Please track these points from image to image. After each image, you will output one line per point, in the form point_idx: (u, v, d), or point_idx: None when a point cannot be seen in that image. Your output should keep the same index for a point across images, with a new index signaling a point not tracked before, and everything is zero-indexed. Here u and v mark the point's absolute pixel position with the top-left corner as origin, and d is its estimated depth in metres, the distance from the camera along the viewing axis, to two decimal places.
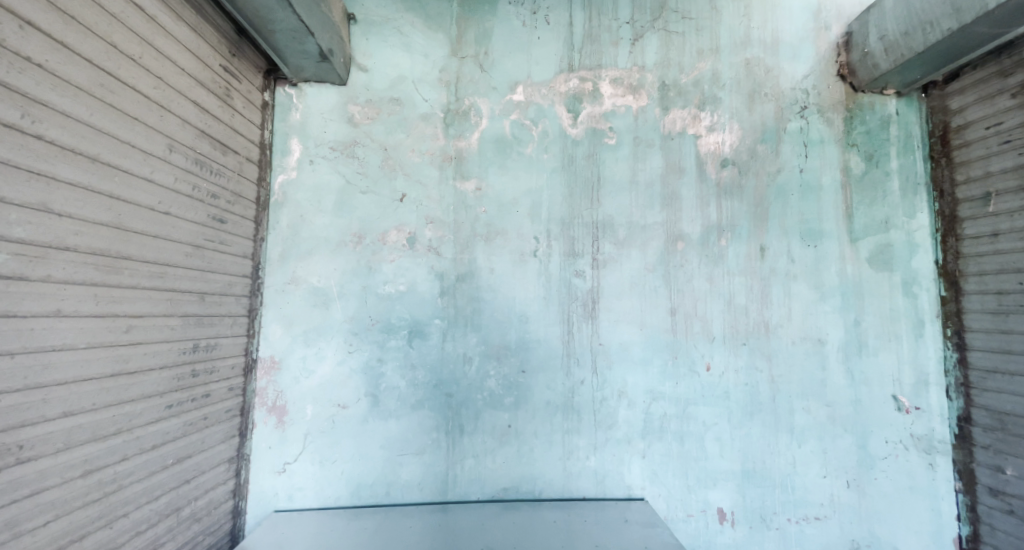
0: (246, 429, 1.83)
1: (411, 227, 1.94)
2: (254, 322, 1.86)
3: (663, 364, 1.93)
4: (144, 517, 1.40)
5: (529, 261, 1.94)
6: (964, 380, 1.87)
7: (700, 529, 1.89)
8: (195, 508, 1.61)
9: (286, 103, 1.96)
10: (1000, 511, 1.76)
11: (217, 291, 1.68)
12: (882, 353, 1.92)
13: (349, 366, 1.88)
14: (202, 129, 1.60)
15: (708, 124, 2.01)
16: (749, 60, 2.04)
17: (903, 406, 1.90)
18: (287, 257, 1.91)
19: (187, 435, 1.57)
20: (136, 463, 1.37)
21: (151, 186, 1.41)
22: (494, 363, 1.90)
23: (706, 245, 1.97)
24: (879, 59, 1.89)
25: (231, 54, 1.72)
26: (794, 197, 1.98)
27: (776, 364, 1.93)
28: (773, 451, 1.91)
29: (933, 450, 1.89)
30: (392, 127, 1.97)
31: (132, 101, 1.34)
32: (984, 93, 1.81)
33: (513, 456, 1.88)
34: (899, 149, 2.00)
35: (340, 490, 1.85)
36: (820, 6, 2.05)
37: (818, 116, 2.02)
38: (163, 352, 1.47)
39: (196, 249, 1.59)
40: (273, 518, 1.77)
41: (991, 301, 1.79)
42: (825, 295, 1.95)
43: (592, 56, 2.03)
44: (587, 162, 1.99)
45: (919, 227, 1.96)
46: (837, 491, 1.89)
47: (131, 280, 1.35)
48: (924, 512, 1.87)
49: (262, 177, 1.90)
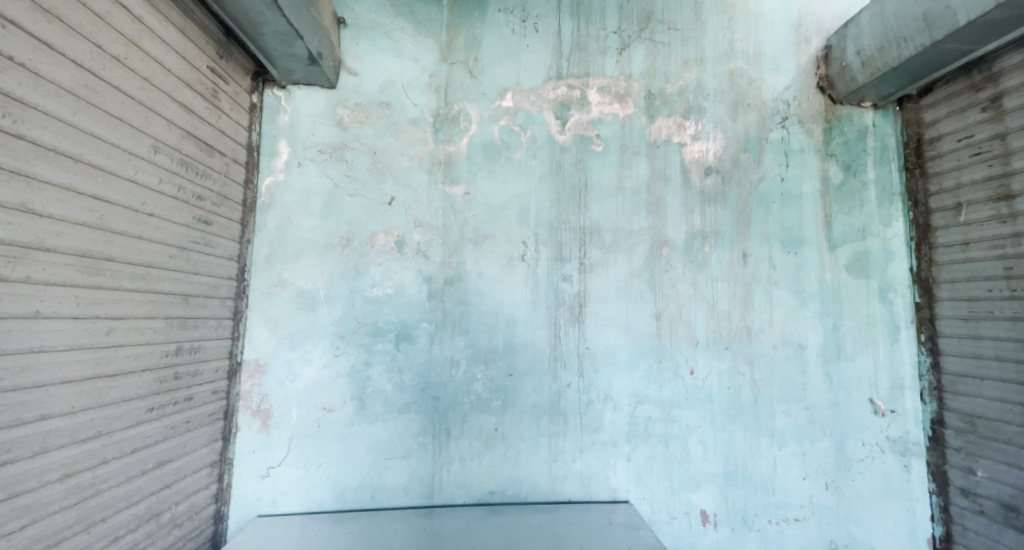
0: (229, 433, 1.82)
1: (399, 230, 1.94)
2: (239, 324, 1.84)
3: (648, 367, 1.96)
4: (123, 522, 1.38)
5: (516, 264, 1.96)
6: (937, 384, 1.93)
7: (684, 531, 1.91)
8: (176, 512, 1.59)
9: (274, 105, 1.96)
10: (971, 512, 1.81)
11: (202, 293, 1.67)
12: (859, 358, 1.98)
13: (335, 369, 1.87)
14: (188, 130, 1.59)
15: (693, 133, 2.06)
16: (733, 71, 2.09)
17: (880, 409, 1.96)
18: (273, 260, 1.89)
19: (169, 439, 1.55)
20: (115, 467, 1.35)
21: (135, 186, 1.40)
22: (482, 366, 1.91)
23: (690, 250, 2.01)
24: (856, 72, 1.96)
25: (219, 56, 1.71)
26: (775, 205, 2.03)
27: (757, 367, 1.97)
28: (754, 453, 1.94)
29: (908, 452, 1.94)
30: (381, 131, 1.98)
31: (116, 101, 1.33)
32: (955, 107, 1.88)
33: (500, 460, 1.89)
34: (877, 159, 2.06)
35: (324, 494, 1.83)
36: (801, 20, 2.12)
37: (798, 127, 2.08)
38: (145, 354, 1.45)
39: (180, 251, 1.58)
40: (255, 523, 1.75)
41: (962, 308, 1.85)
42: (805, 301, 2.00)
43: (580, 64, 2.06)
44: (575, 168, 2.02)
45: (895, 235, 2.02)
46: (816, 493, 1.93)
47: (113, 281, 1.34)
48: (899, 513, 1.92)
49: (249, 178, 1.90)
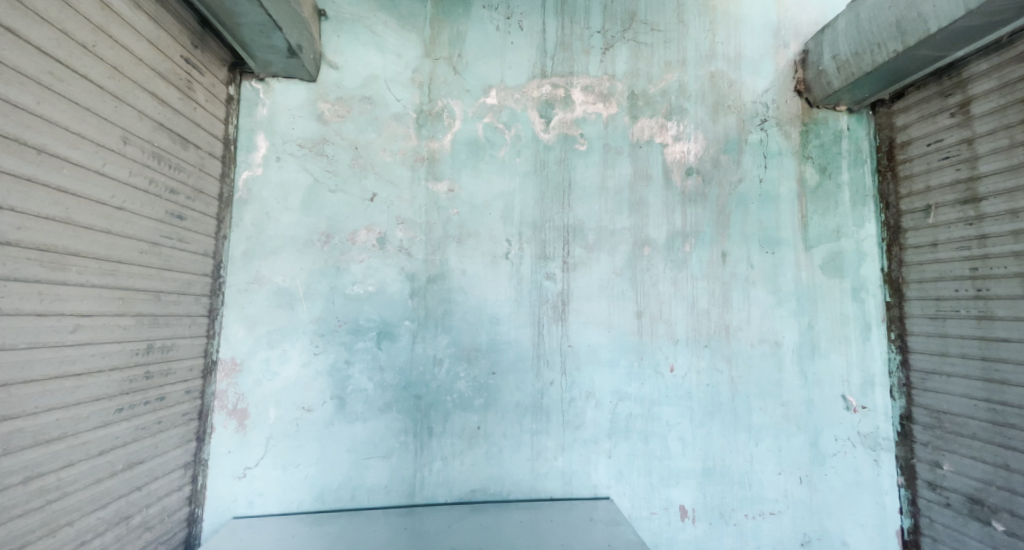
0: (204, 433, 1.77)
1: (381, 227, 1.92)
2: (214, 322, 1.80)
3: (630, 365, 1.97)
4: (91, 526, 1.33)
5: (500, 262, 1.96)
6: (906, 380, 1.99)
7: (662, 526, 1.94)
8: (147, 515, 1.54)
9: (252, 97, 1.91)
10: (938, 504, 1.87)
11: (175, 290, 1.62)
12: (833, 355, 2.03)
13: (314, 368, 1.84)
14: (161, 121, 1.54)
15: (675, 134, 2.08)
16: (714, 73, 2.12)
17: (852, 405, 2.01)
18: (250, 256, 1.85)
19: (140, 440, 1.51)
20: (82, 469, 1.31)
21: (104, 179, 1.35)
22: (465, 364, 1.91)
23: (671, 250, 2.03)
24: (832, 76, 2.00)
25: (194, 46, 1.67)
26: (753, 205, 2.07)
27: (735, 365, 2.01)
28: (732, 449, 1.98)
29: (878, 447, 2.00)
30: (363, 126, 1.95)
31: (84, 91, 1.28)
32: (926, 112, 1.94)
33: (482, 458, 1.89)
34: (851, 162, 2.12)
35: (303, 495, 1.80)
36: (780, 25, 2.16)
37: (776, 129, 2.12)
38: (114, 352, 1.40)
39: (152, 246, 1.53)
40: (231, 525, 1.71)
41: (930, 307, 1.92)
42: (782, 300, 2.04)
43: (564, 63, 2.06)
44: (559, 167, 2.03)
45: (867, 236, 2.08)
46: (791, 487, 1.98)
47: (79, 277, 1.29)
48: (870, 506, 1.98)
49: (225, 172, 1.85)
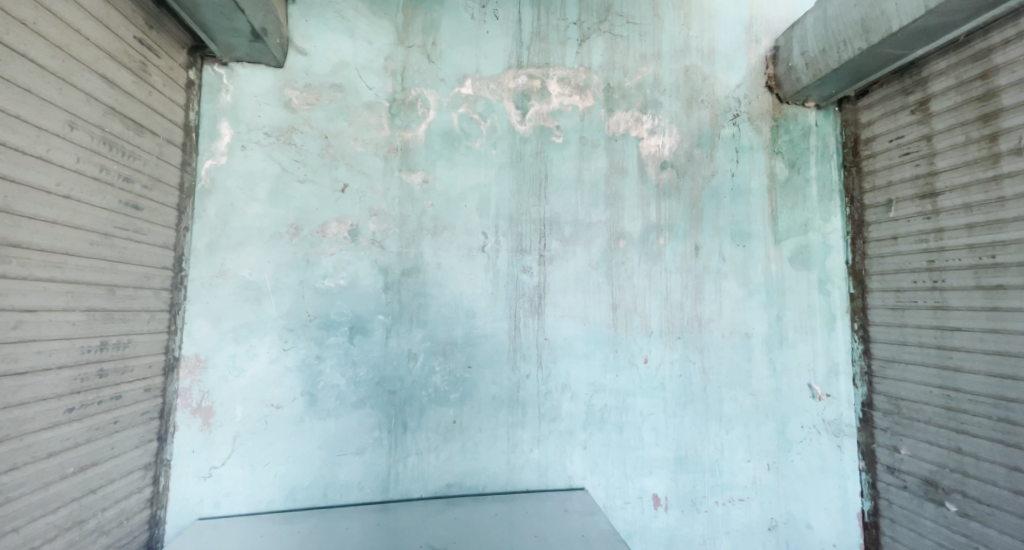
0: (166, 433, 1.70)
1: (352, 219, 1.87)
2: (176, 318, 1.73)
3: (605, 357, 1.99)
4: (39, 531, 1.27)
5: (476, 256, 1.94)
6: (868, 368, 2.07)
7: (636, 515, 1.97)
8: (103, 519, 1.47)
9: (214, 83, 1.82)
10: (896, 486, 1.96)
11: (131, 283, 1.55)
12: (800, 345, 2.09)
13: (284, 364, 1.79)
14: (112, 105, 1.46)
15: (650, 127, 2.09)
16: (688, 67, 2.13)
17: (817, 393, 2.08)
18: (214, 249, 1.78)
19: (94, 440, 1.44)
20: (28, 473, 1.24)
21: (48, 165, 1.27)
22: (440, 358, 1.88)
23: (646, 243, 2.05)
24: (801, 73, 2.04)
25: (148, 27, 1.58)
26: (725, 199, 2.10)
27: (707, 356, 2.05)
28: (703, 438, 2.02)
29: (841, 433, 2.08)
30: (333, 114, 1.89)
31: (23, 71, 1.20)
32: (888, 109, 2.01)
33: (457, 452, 1.87)
34: (819, 157, 2.18)
35: (272, 494, 1.76)
36: (752, 21, 2.19)
37: (747, 124, 2.15)
38: (63, 349, 1.33)
39: (104, 238, 1.45)
40: (195, 527, 1.66)
41: (890, 298, 1.99)
42: (752, 292, 2.09)
43: (540, 54, 2.05)
44: (535, 159, 2.01)
45: (833, 229, 2.15)
46: (760, 474, 2.03)
47: (22, 270, 1.22)
48: (833, 490, 2.06)
49: (186, 160, 1.77)
